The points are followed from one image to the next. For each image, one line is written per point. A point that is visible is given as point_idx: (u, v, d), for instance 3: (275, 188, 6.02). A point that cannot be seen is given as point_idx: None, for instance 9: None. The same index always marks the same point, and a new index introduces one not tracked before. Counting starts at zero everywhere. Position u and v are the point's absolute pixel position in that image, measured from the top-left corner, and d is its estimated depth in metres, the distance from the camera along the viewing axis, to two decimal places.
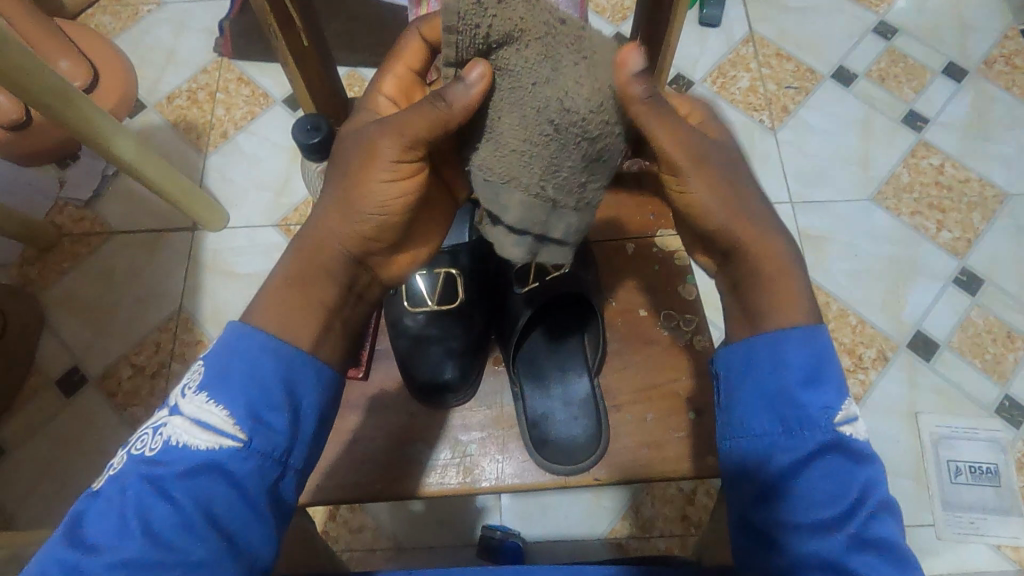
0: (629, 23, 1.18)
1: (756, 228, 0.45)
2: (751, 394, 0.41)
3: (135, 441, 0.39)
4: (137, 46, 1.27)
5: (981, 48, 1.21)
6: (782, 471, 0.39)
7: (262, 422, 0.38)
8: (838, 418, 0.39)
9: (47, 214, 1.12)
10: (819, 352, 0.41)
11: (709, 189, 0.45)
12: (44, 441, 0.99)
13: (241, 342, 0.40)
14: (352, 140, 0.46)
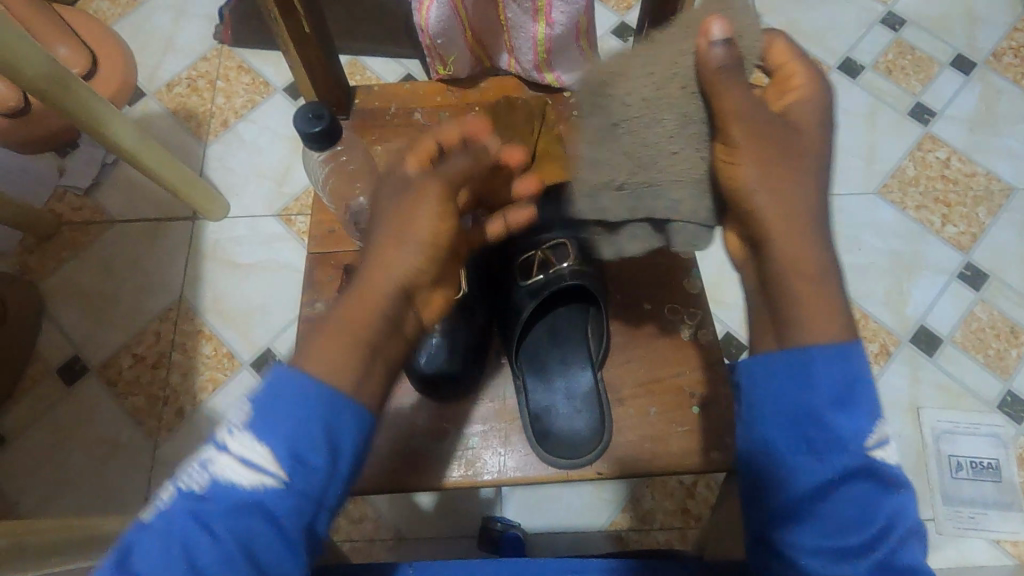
0: (634, 13, 1.16)
1: (797, 222, 0.42)
2: (776, 410, 0.42)
3: (184, 472, 0.40)
4: (136, 33, 1.26)
5: (989, 40, 1.20)
6: (810, 493, 0.40)
7: (300, 465, 0.39)
8: (870, 442, 0.40)
9: (47, 203, 1.12)
10: (855, 371, 0.41)
11: (754, 171, 0.42)
12: (45, 430, 0.99)
13: (282, 389, 0.39)
14: (391, 187, 0.45)
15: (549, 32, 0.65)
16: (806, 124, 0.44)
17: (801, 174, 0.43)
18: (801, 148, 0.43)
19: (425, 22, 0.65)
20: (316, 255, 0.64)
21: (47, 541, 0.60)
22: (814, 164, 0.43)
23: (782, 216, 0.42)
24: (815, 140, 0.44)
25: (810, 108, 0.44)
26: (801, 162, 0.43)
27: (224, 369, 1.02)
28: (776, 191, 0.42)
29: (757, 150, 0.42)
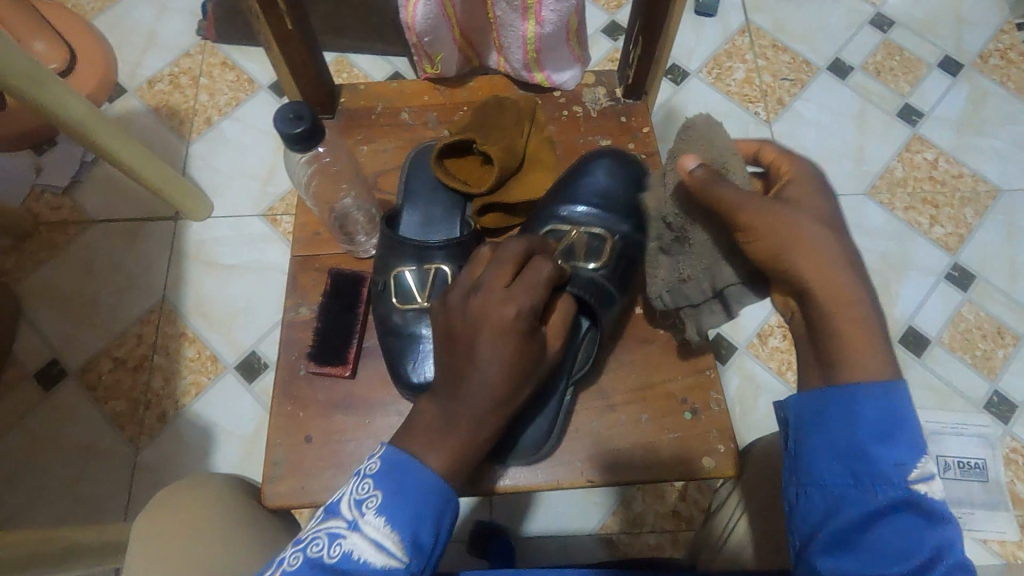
0: (624, 12, 1.16)
1: (834, 275, 0.42)
2: (820, 445, 0.42)
3: (305, 544, 0.40)
4: (116, 28, 1.23)
5: (976, 42, 1.21)
6: (850, 524, 0.39)
7: (418, 545, 0.41)
8: (913, 475, 0.39)
9: (24, 202, 1.09)
10: (904, 408, 0.40)
11: (781, 240, 0.43)
12: (22, 436, 0.97)
13: (413, 468, 0.43)
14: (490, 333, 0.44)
15: (539, 30, 0.62)
16: (808, 190, 0.47)
17: (820, 231, 0.44)
18: (811, 208, 0.45)
19: (412, 20, 0.62)
20: (300, 257, 0.62)
21: (22, 554, 0.58)
22: (828, 221, 0.45)
23: (816, 274, 0.42)
24: (820, 199, 0.46)
25: (806, 176, 0.48)
26: (818, 220, 0.44)
27: (208, 373, 0.99)
28: (808, 247, 0.43)
29: (777, 221, 0.43)
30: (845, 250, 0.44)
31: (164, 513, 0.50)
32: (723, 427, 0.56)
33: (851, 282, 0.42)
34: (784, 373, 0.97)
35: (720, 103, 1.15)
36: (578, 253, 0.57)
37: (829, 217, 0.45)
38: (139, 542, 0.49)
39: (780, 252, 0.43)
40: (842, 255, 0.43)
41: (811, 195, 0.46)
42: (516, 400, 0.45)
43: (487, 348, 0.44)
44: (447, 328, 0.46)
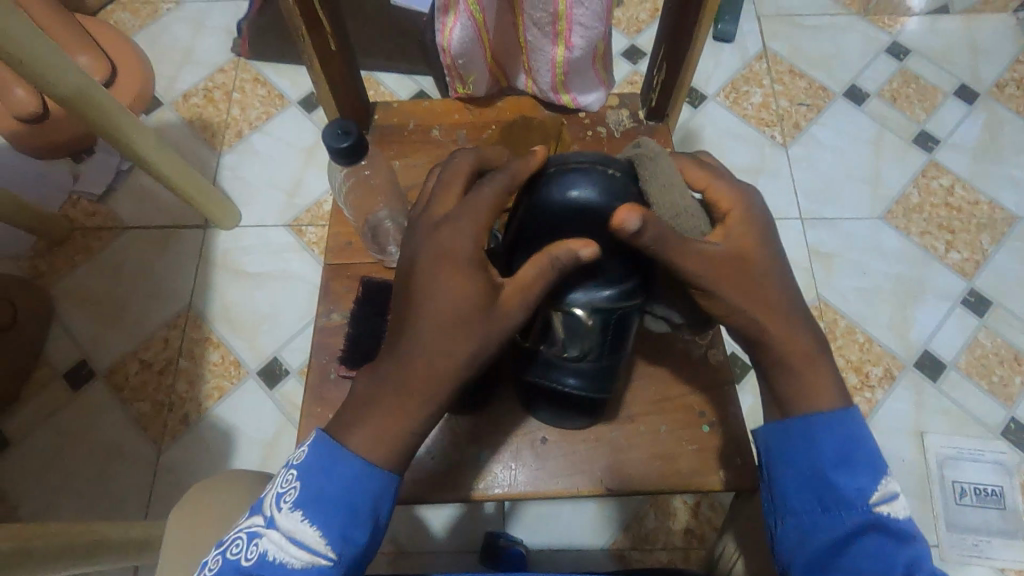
0: (644, 36, 1.19)
1: (780, 324, 0.46)
2: (790, 474, 0.45)
3: (228, 545, 0.40)
4: (155, 44, 1.28)
5: (992, 72, 1.22)
6: (829, 549, 0.42)
7: (348, 539, 0.41)
8: (875, 498, 0.42)
9: (61, 208, 1.13)
10: (856, 431, 0.44)
11: (729, 297, 0.46)
12: (50, 435, 0.99)
13: (334, 459, 0.41)
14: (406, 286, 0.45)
15: (568, 55, 0.64)
16: (754, 233, 0.48)
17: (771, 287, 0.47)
18: (758, 252, 0.47)
19: (447, 43, 0.65)
20: (332, 265, 0.65)
21: (53, 545, 0.60)
22: (770, 271, 0.47)
23: (767, 322, 0.46)
24: (765, 244, 0.48)
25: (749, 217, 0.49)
26: (767, 268, 0.47)
27: (231, 377, 1.02)
28: (753, 302, 0.46)
29: (723, 278, 0.46)
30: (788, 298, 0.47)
31: (200, 505, 0.52)
32: (740, 441, 0.57)
33: (795, 326, 0.46)
34: None
35: (737, 126, 1.17)
36: (558, 338, 0.51)
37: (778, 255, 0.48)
38: (177, 525, 0.52)
39: (728, 301, 0.46)
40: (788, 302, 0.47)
41: (757, 239, 0.48)
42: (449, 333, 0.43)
43: (438, 277, 0.44)
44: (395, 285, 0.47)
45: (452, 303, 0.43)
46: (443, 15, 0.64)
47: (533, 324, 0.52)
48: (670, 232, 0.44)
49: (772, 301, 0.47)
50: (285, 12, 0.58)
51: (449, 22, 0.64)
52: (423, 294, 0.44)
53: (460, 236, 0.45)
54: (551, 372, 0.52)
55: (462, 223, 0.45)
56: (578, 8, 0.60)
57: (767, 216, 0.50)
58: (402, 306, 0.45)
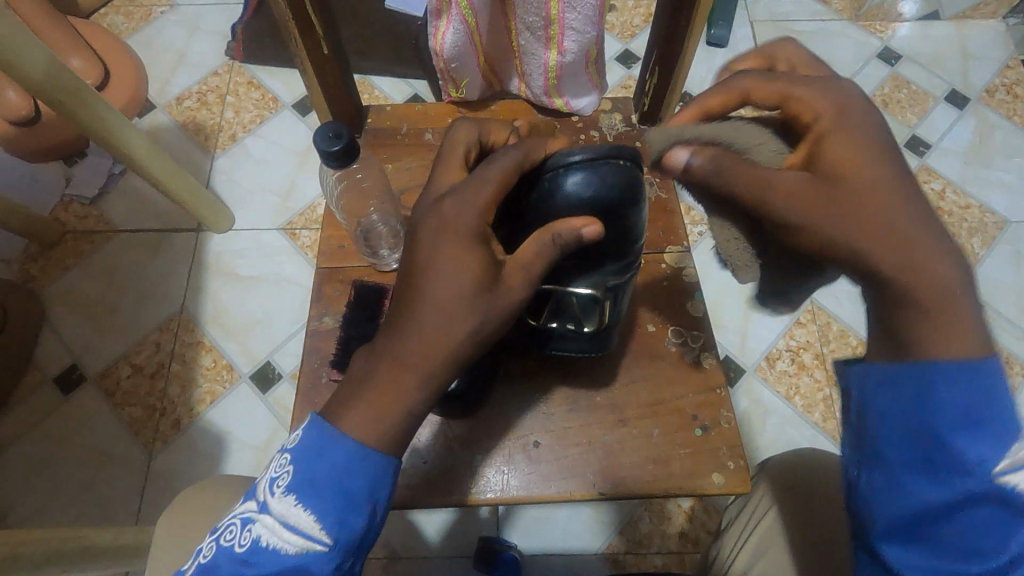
0: (638, 41, 1.19)
1: (909, 253, 0.36)
2: (893, 423, 0.37)
3: (225, 529, 0.42)
4: (148, 47, 1.28)
5: (982, 77, 1.23)
6: (926, 514, 0.36)
7: (344, 522, 0.41)
8: (999, 468, 0.35)
9: (52, 211, 1.12)
10: (993, 383, 0.36)
11: (831, 225, 0.37)
12: (39, 439, 0.98)
13: (327, 443, 0.41)
14: (406, 261, 0.44)
15: (560, 59, 0.65)
16: (859, 136, 0.38)
17: (885, 205, 0.36)
18: (866, 161, 0.37)
19: (440, 47, 0.64)
20: (325, 269, 0.65)
21: (43, 551, 0.60)
22: (887, 184, 0.37)
23: (884, 252, 0.36)
24: (869, 155, 0.37)
25: (850, 121, 0.38)
26: (877, 179, 0.37)
27: (223, 381, 1.01)
28: (860, 226, 0.36)
29: (818, 205, 0.37)
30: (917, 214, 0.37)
31: (190, 510, 0.52)
32: (734, 445, 0.57)
33: (930, 254, 0.36)
34: (792, 397, 0.99)
35: None
36: (571, 315, 0.52)
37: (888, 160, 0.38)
38: (166, 528, 0.52)
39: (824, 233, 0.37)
40: (912, 223, 0.36)
41: (863, 143, 0.37)
42: (434, 321, 0.41)
43: (437, 256, 0.42)
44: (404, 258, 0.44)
45: (453, 276, 0.41)
46: (436, 18, 0.64)
47: (540, 304, 0.52)
48: (722, 169, 0.39)
49: (889, 221, 0.36)
50: (278, 15, 0.58)
51: (442, 26, 0.64)
52: (426, 267, 0.42)
53: (462, 209, 0.43)
54: (561, 344, 0.54)
55: (464, 196, 0.43)
56: (570, 13, 0.61)
57: (874, 112, 0.39)
58: (405, 284, 0.43)
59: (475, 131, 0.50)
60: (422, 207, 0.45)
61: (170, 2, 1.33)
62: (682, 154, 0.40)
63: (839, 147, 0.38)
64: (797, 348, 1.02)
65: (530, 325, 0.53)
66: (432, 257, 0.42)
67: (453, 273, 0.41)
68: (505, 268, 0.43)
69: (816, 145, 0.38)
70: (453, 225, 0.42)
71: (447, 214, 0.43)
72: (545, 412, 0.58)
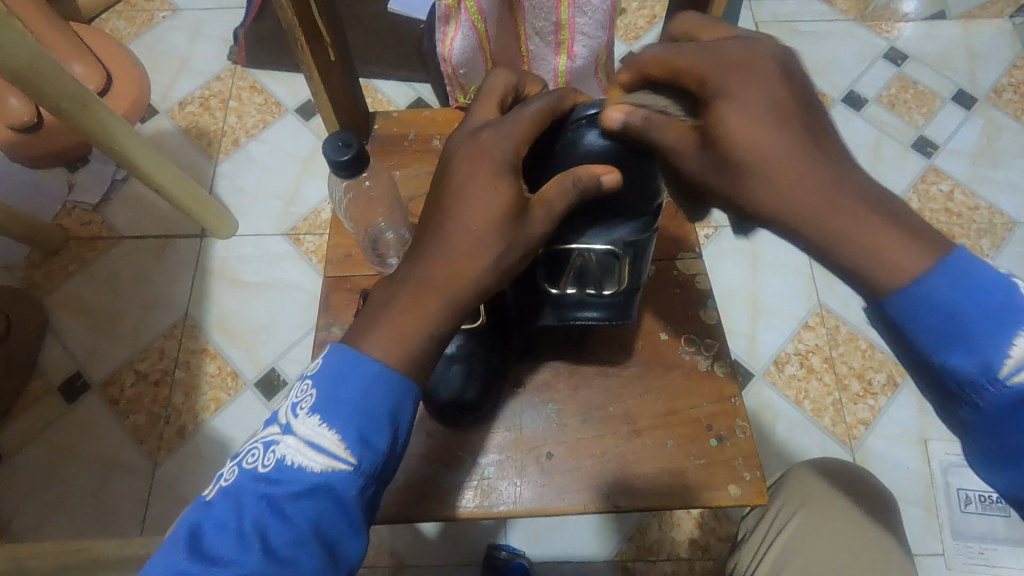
0: (642, 43, 1.19)
1: (818, 204, 0.36)
2: (907, 358, 0.38)
3: (246, 454, 0.41)
4: (150, 52, 1.27)
5: (990, 77, 1.22)
6: (990, 434, 0.36)
7: (368, 445, 0.40)
8: (1011, 369, 0.34)
9: (55, 218, 1.12)
10: (972, 285, 0.35)
11: (749, 187, 0.38)
12: (43, 447, 0.98)
13: (349, 363, 0.40)
14: (436, 189, 0.43)
15: (570, 64, 0.64)
16: (743, 88, 0.37)
17: (782, 158, 0.37)
18: (750, 117, 0.37)
19: (449, 52, 0.62)
20: (333, 277, 0.64)
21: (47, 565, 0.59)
22: (776, 133, 0.37)
23: (786, 207, 0.37)
24: (753, 102, 0.37)
25: (724, 68, 0.37)
26: (771, 136, 0.37)
27: (228, 389, 1.00)
28: (767, 186, 0.37)
29: (727, 169, 0.38)
30: (817, 155, 0.37)
31: None
32: (748, 455, 0.56)
33: (839, 197, 0.36)
34: (801, 401, 0.98)
35: None
36: (591, 277, 0.50)
37: (774, 102, 0.37)
38: None
39: (741, 198, 0.38)
40: (809, 171, 0.36)
41: (749, 100, 0.37)
42: (460, 251, 0.41)
43: (470, 181, 0.41)
44: (433, 188, 0.44)
45: (482, 200, 0.41)
46: (444, 24, 0.61)
47: (559, 268, 0.50)
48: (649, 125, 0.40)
49: (794, 171, 0.36)
50: (284, 20, 0.57)
51: (451, 32, 0.61)
52: (459, 192, 0.41)
53: (499, 138, 0.42)
54: (579, 311, 0.52)
55: (501, 129, 0.42)
56: (581, 17, 0.60)
57: (753, 53, 0.38)
58: (434, 209, 0.43)
59: (512, 80, 0.49)
60: (457, 139, 0.44)
61: (172, 7, 1.32)
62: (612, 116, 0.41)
63: (718, 101, 0.38)
64: (806, 352, 1.01)
65: (551, 295, 0.52)
66: (464, 180, 0.41)
67: (482, 198, 0.41)
68: (533, 202, 0.42)
69: (708, 108, 0.38)
70: (488, 151, 0.42)
71: (484, 139, 0.42)
72: (556, 422, 0.58)
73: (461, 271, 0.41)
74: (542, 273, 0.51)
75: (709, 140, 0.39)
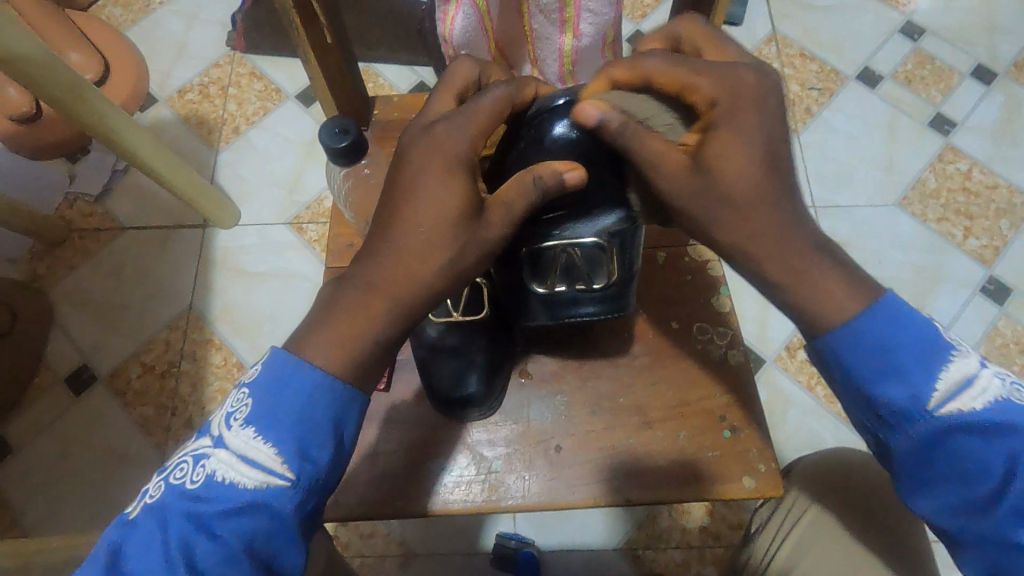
0: (650, 21, 1.16)
1: (771, 243, 0.39)
2: (846, 389, 0.41)
3: (175, 468, 0.40)
4: (148, 39, 1.25)
5: (1010, 51, 1.18)
6: (917, 460, 0.40)
7: (307, 458, 0.39)
8: (933, 400, 0.39)
9: (57, 210, 1.11)
10: (901, 328, 0.39)
11: (727, 219, 0.39)
12: (53, 440, 0.98)
13: (288, 371, 0.39)
14: (392, 181, 0.42)
15: (576, 44, 0.62)
16: (744, 124, 0.38)
17: (755, 199, 0.39)
18: (744, 155, 0.38)
19: (449, 32, 0.60)
20: (335, 269, 0.63)
21: (56, 562, 0.59)
22: (761, 180, 0.39)
23: (754, 245, 0.39)
24: (744, 146, 0.38)
25: (734, 100, 0.39)
26: (750, 176, 0.39)
27: (234, 379, 1.00)
28: (736, 224, 0.39)
29: (702, 198, 0.40)
30: (782, 199, 0.39)
31: None
32: (763, 446, 0.54)
33: (794, 242, 0.39)
34: (813, 387, 0.96)
35: None
36: (579, 273, 0.48)
37: (767, 143, 0.39)
38: None
39: (706, 230, 0.41)
40: (783, 215, 0.39)
41: (745, 134, 0.38)
42: (423, 246, 0.40)
43: (423, 177, 0.40)
44: (386, 183, 0.42)
45: (434, 196, 0.40)
46: (444, 3, 0.59)
47: (544, 266, 0.48)
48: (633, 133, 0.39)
49: (774, 212, 0.39)
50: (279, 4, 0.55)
51: (452, 13, 0.59)
52: (410, 187, 0.40)
53: (453, 131, 0.41)
54: (574, 307, 0.51)
55: (457, 122, 0.41)
56: None
57: (763, 84, 0.40)
58: (386, 204, 0.41)
59: (476, 69, 0.49)
60: (413, 131, 0.43)
61: None
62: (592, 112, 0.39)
63: (722, 135, 0.39)
64: None
65: (538, 292, 0.50)
66: (417, 174, 0.40)
67: (437, 195, 0.40)
68: (490, 201, 0.41)
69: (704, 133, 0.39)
70: (437, 147, 0.41)
71: (441, 134, 0.41)
72: (565, 414, 0.56)
73: (425, 264, 0.40)
74: (528, 272, 0.49)
75: (694, 166, 0.39)
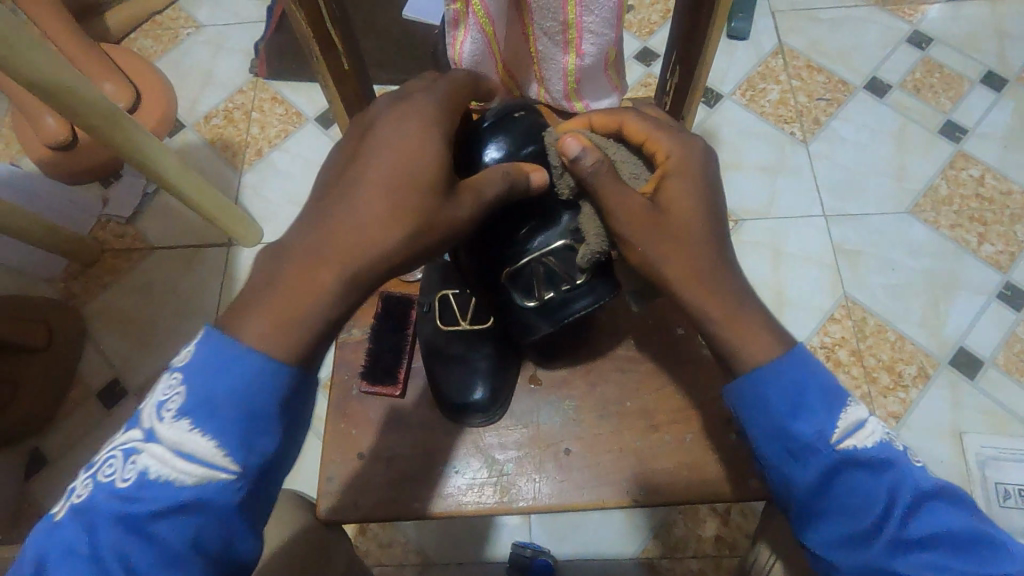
0: (657, 38, 1.19)
1: (701, 274, 0.44)
2: (761, 426, 0.42)
3: (101, 466, 0.39)
4: (177, 68, 1.32)
5: (1020, 57, 1.18)
6: (815, 495, 0.41)
7: (252, 446, 0.39)
8: (835, 437, 0.41)
9: (91, 231, 1.16)
10: (806, 373, 0.43)
11: (666, 250, 0.44)
12: (85, 451, 1.02)
13: (229, 358, 0.39)
14: (361, 142, 0.44)
15: (579, 63, 0.64)
16: (691, 178, 0.46)
17: (691, 238, 0.44)
18: (689, 199, 0.45)
19: (458, 56, 0.64)
20: None
21: None
22: (699, 226, 0.45)
23: (690, 276, 0.44)
24: (694, 196, 0.46)
25: (682, 164, 0.47)
26: (692, 218, 0.45)
27: None
28: (674, 255, 0.44)
29: (648, 227, 0.45)
30: (713, 242, 0.45)
31: None
32: None
33: (722, 276, 0.44)
34: None
35: (754, 124, 1.16)
36: (560, 275, 0.51)
37: (709, 200, 0.46)
38: None
39: (649, 260, 0.45)
40: (715, 252, 0.45)
41: (692, 186, 0.46)
42: (398, 197, 0.42)
43: (396, 134, 0.44)
44: (354, 148, 0.45)
45: (409, 151, 0.43)
46: (454, 28, 0.63)
47: (528, 280, 0.53)
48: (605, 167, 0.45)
49: (715, 256, 0.45)
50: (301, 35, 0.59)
51: (460, 36, 0.63)
52: (381, 145, 0.44)
53: (429, 100, 0.46)
54: (570, 307, 0.52)
55: (431, 92, 0.47)
56: (588, 16, 0.59)
57: (710, 159, 0.48)
58: (353, 163, 0.44)
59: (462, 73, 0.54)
60: (381, 103, 0.47)
61: (195, 23, 1.36)
62: (574, 146, 0.45)
63: (677, 185, 0.46)
64: (832, 345, 0.99)
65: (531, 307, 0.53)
66: (389, 131, 0.44)
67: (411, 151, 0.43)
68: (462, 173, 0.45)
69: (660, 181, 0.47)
70: (412, 111, 0.45)
71: (415, 102, 0.46)
72: (574, 418, 0.58)
73: (390, 218, 0.42)
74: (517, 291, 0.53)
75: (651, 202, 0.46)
